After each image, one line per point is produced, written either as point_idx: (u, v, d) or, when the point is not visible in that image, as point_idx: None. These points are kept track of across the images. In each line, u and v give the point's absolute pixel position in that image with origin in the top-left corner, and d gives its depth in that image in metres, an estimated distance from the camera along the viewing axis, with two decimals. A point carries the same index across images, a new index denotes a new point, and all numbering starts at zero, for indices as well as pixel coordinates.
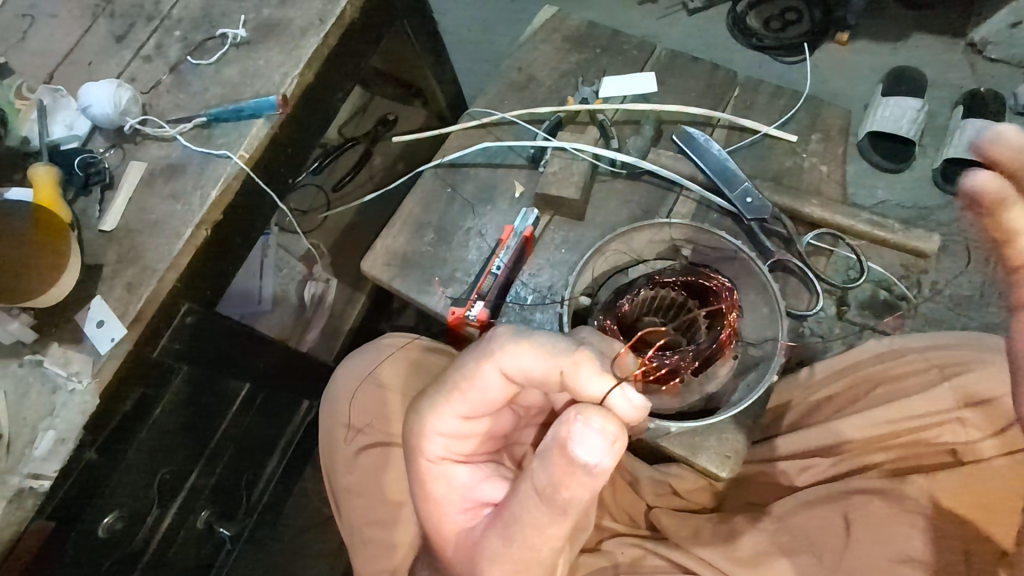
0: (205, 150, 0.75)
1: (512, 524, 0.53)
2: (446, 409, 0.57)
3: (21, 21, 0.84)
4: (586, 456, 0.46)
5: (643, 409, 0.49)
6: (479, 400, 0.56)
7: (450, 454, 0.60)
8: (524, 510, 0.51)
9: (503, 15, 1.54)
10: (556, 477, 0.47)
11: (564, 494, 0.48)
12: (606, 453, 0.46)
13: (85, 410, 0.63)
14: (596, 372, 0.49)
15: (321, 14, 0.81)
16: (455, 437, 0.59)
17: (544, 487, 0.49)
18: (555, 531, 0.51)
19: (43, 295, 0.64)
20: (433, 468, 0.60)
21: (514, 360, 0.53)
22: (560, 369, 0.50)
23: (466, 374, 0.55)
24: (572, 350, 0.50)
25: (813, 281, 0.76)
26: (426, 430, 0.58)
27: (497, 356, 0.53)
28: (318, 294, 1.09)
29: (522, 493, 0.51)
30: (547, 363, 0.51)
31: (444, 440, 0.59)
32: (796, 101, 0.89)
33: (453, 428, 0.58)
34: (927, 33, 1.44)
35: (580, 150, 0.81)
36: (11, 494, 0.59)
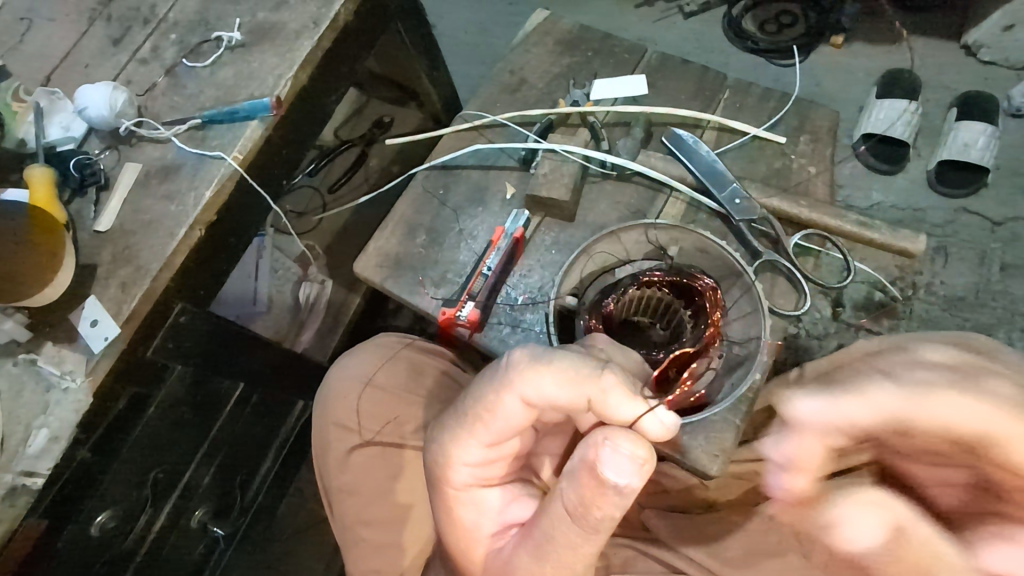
0: (199, 152, 0.76)
1: (544, 545, 0.53)
2: (470, 439, 0.57)
3: (20, 24, 0.85)
4: (615, 477, 0.47)
5: (671, 429, 0.51)
6: (503, 429, 0.56)
7: (475, 480, 0.60)
8: (554, 529, 0.52)
9: (499, 19, 1.55)
10: (586, 497, 0.49)
11: (595, 513, 0.49)
12: (636, 473, 0.47)
13: (79, 408, 0.64)
14: (626, 396, 0.50)
15: (315, 17, 0.82)
16: (480, 464, 0.59)
17: (575, 507, 0.50)
18: (588, 548, 0.52)
19: (38, 294, 0.65)
20: (460, 495, 0.60)
21: (538, 389, 0.53)
22: (587, 396, 0.51)
23: (487, 405, 0.55)
24: (596, 375, 0.51)
25: (801, 281, 0.77)
26: (450, 460, 0.58)
27: (516, 385, 0.53)
28: (313, 295, 1.10)
29: (552, 515, 0.52)
30: (573, 391, 0.52)
31: (470, 469, 0.59)
32: (785, 103, 0.90)
33: (477, 457, 0.58)
34: (920, 36, 1.45)
35: (570, 151, 0.82)
36: (4, 491, 0.60)
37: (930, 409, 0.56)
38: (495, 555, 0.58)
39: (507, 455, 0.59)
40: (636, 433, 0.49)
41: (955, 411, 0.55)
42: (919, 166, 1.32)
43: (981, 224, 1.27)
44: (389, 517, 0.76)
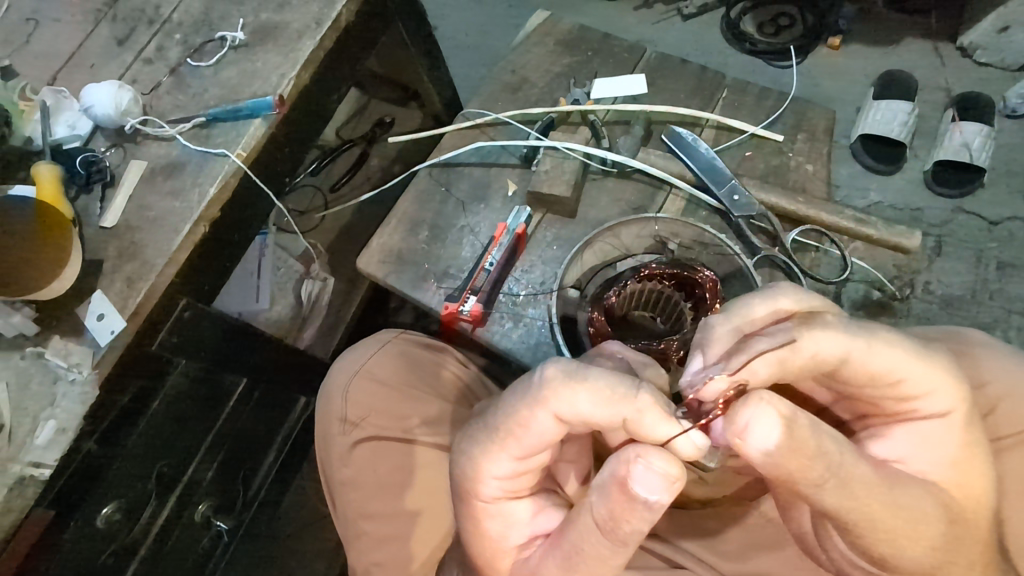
0: (203, 149, 0.77)
1: (573, 557, 0.51)
2: (500, 453, 0.53)
3: (26, 24, 0.87)
4: (646, 492, 0.45)
5: (705, 448, 0.47)
6: (535, 443, 0.52)
7: (503, 493, 0.57)
8: (583, 542, 0.50)
9: (500, 21, 1.57)
10: (615, 511, 0.47)
11: (626, 529, 0.47)
12: (667, 490, 0.45)
13: (85, 400, 0.65)
14: (663, 418, 0.46)
15: (318, 17, 0.84)
16: (509, 478, 0.55)
17: (605, 520, 0.48)
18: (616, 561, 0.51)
19: (46, 287, 0.66)
20: (488, 508, 0.57)
21: (573, 404, 0.49)
22: (623, 416, 0.48)
23: (518, 418, 0.52)
24: (634, 394, 0.48)
25: (799, 276, 0.77)
26: (479, 474, 0.55)
27: (551, 400, 0.50)
28: (315, 293, 1.11)
29: (580, 529, 0.50)
30: (611, 410, 0.48)
31: (498, 482, 0.55)
32: (782, 102, 0.92)
33: (506, 471, 0.54)
34: (916, 38, 1.47)
35: (571, 149, 0.83)
36: (12, 481, 0.61)
37: (878, 352, 0.50)
38: (523, 566, 0.56)
39: (537, 467, 0.56)
40: (671, 453, 0.46)
41: (888, 361, 0.51)
42: (916, 166, 1.33)
43: (977, 224, 1.28)
44: (391, 512, 0.76)
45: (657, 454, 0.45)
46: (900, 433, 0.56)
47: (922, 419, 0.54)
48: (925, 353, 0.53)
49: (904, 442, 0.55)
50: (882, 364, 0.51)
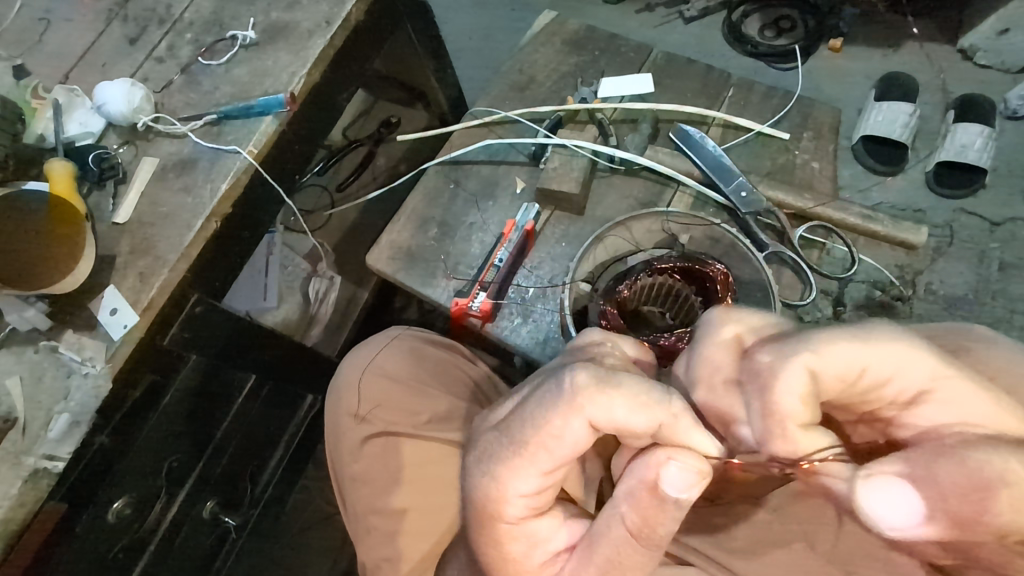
0: (215, 146, 0.77)
1: (607, 566, 0.52)
2: (531, 470, 0.53)
3: (38, 24, 0.87)
4: (675, 493, 0.48)
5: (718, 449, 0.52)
6: (565, 455, 0.52)
7: (528, 512, 0.56)
8: (616, 550, 0.51)
9: (503, 24, 1.58)
10: (648, 516, 0.49)
11: (659, 532, 0.49)
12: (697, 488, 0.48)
13: (99, 394, 0.65)
14: (692, 425, 0.50)
15: (328, 16, 0.84)
16: (535, 493, 0.54)
17: (638, 527, 0.50)
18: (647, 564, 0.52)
19: (60, 282, 0.66)
20: (515, 526, 0.56)
21: (608, 413, 0.50)
22: (658, 422, 0.50)
23: (549, 429, 0.51)
24: (666, 401, 0.50)
25: (807, 273, 0.78)
26: (507, 491, 0.54)
27: (584, 409, 0.50)
28: (322, 291, 1.11)
29: (614, 539, 0.51)
30: (646, 416, 0.50)
31: (525, 499, 0.54)
32: (787, 101, 0.93)
33: (533, 487, 0.54)
34: (917, 41, 1.48)
35: (580, 146, 0.84)
36: (27, 474, 0.61)
37: (829, 356, 0.48)
38: None
39: (561, 480, 0.55)
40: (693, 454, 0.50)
41: (848, 358, 0.48)
42: (918, 167, 1.34)
43: (980, 224, 1.29)
44: (399, 508, 0.75)
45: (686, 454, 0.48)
46: (923, 409, 0.49)
47: (914, 396, 0.49)
48: (865, 331, 0.50)
49: (946, 409, 0.48)
50: (839, 360, 0.48)
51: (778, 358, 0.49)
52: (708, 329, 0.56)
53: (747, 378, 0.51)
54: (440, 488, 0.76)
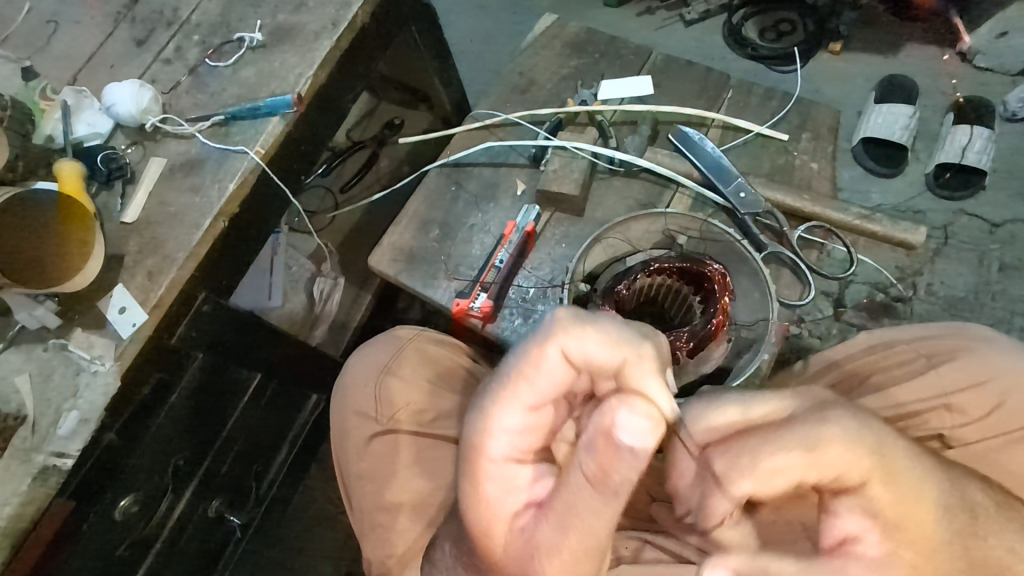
0: (223, 146, 0.78)
1: (569, 512, 0.50)
2: (515, 400, 0.52)
3: (46, 27, 0.88)
4: (631, 442, 0.46)
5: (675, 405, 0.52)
6: (546, 389, 0.52)
7: (512, 453, 0.54)
8: (576, 496, 0.49)
9: (505, 27, 1.59)
10: (606, 459, 0.47)
11: (616, 479, 0.48)
12: (655, 436, 0.47)
13: (108, 392, 0.66)
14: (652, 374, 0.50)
15: (334, 18, 0.85)
16: (518, 432, 0.53)
17: (596, 472, 0.48)
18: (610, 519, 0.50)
19: (71, 282, 0.67)
20: (493, 468, 0.54)
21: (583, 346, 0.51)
22: (624, 358, 0.51)
23: (529, 359, 0.52)
24: (636, 341, 0.51)
25: (805, 272, 0.79)
26: (490, 423, 0.53)
27: (562, 339, 0.51)
28: (326, 292, 1.13)
29: (574, 486, 0.50)
30: (614, 351, 0.51)
31: (507, 436, 0.53)
32: (787, 102, 0.93)
33: (516, 422, 0.53)
34: (917, 44, 1.49)
35: (579, 148, 0.84)
36: (36, 471, 0.62)
37: (772, 486, 0.55)
38: (519, 534, 0.53)
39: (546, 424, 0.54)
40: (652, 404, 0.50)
41: (785, 477, 0.55)
42: (918, 169, 1.35)
43: (980, 226, 1.30)
44: (404, 506, 0.76)
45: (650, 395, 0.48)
46: (843, 517, 0.57)
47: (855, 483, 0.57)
48: (813, 446, 0.56)
49: (859, 519, 0.57)
50: (781, 493, 0.55)
51: (728, 477, 0.58)
52: (697, 411, 0.62)
53: (707, 479, 0.60)
54: (446, 485, 0.78)
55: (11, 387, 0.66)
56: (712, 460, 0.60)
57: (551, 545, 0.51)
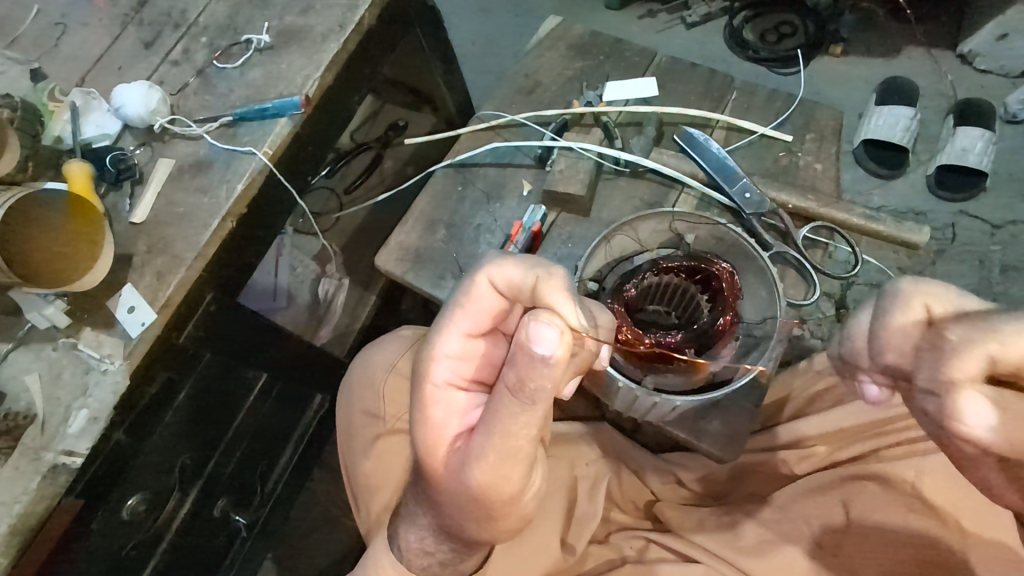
0: (230, 147, 0.79)
1: (490, 421, 0.51)
2: (451, 328, 0.55)
3: (54, 29, 0.89)
4: (543, 351, 0.46)
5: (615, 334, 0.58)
6: (479, 318, 0.55)
7: (455, 380, 0.57)
8: (500, 407, 0.50)
9: (507, 29, 1.60)
10: (522, 368, 0.47)
11: (534, 387, 0.48)
12: (563, 344, 0.46)
13: (117, 391, 0.66)
14: (565, 294, 0.49)
15: (341, 21, 0.86)
16: (459, 359, 0.56)
17: (513, 382, 0.48)
18: (529, 433, 0.51)
19: (78, 282, 0.68)
20: (437, 393, 0.56)
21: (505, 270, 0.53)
22: (536, 279, 0.51)
23: (463, 290, 0.55)
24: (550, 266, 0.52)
25: (810, 271, 0.79)
26: (433, 351, 0.56)
27: (487, 267, 0.53)
28: (330, 293, 1.14)
29: (497, 397, 0.50)
30: (528, 270, 0.52)
31: (450, 362, 0.56)
32: (790, 104, 0.94)
33: (457, 349, 0.56)
34: (918, 46, 1.50)
35: (586, 149, 0.85)
36: (46, 469, 0.62)
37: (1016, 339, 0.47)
38: (455, 456, 0.54)
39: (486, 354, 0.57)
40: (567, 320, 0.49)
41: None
42: (919, 170, 1.36)
43: (981, 227, 1.30)
44: None
45: (563, 304, 0.48)
46: None
47: None
48: None
49: None
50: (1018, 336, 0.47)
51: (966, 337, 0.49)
52: (891, 304, 0.55)
53: (927, 348, 0.52)
54: None
55: (21, 386, 0.66)
56: (944, 333, 0.51)
57: (473, 457, 0.52)
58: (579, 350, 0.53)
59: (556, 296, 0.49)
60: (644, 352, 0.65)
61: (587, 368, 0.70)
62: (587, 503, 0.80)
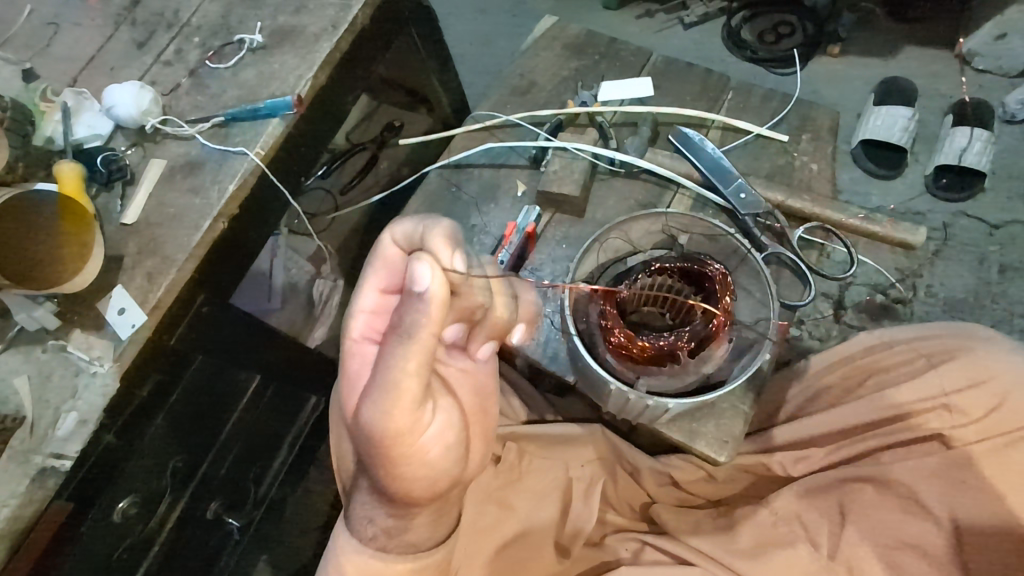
0: (222, 148, 0.78)
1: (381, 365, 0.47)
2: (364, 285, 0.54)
3: (47, 29, 0.88)
4: (421, 282, 0.45)
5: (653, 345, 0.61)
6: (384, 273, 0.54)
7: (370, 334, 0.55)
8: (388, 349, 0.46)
9: (504, 29, 1.60)
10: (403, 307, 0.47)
11: (410, 324, 0.46)
12: (439, 280, 0.45)
13: (107, 393, 0.66)
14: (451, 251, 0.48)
15: (334, 20, 0.86)
16: (376, 315, 0.55)
17: (395, 325, 0.46)
18: (413, 374, 0.46)
19: (67, 283, 0.67)
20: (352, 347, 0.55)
21: (406, 225, 0.52)
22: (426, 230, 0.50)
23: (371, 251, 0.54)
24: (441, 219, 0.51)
25: (806, 273, 0.78)
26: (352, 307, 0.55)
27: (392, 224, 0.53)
28: (325, 294, 1.13)
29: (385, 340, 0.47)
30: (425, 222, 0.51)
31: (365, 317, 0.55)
32: (786, 104, 0.94)
33: (370, 305, 0.55)
34: (916, 46, 1.49)
35: (580, 149, 0.85)
36: (34, 472, 0.62)
37: None
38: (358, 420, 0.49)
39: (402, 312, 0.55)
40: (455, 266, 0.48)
41: None
42: (918, 170, 1.35)
43: (980, 227, 1.30)
44: None
45: (445, 253, 0.48)
46: None
47: None
48: None
49: None
50: None
51: None
52: None
53: None
54: None
55: (10, 389, 0.65)
56: None
57: (374, 400, 0.47)
58: (466, 292, 0.52)
59: (437, 242, 0.49)
60: (638, 353, 0.65)
61: (580, 371, 0.70)
62: (582, 505, 0.79)
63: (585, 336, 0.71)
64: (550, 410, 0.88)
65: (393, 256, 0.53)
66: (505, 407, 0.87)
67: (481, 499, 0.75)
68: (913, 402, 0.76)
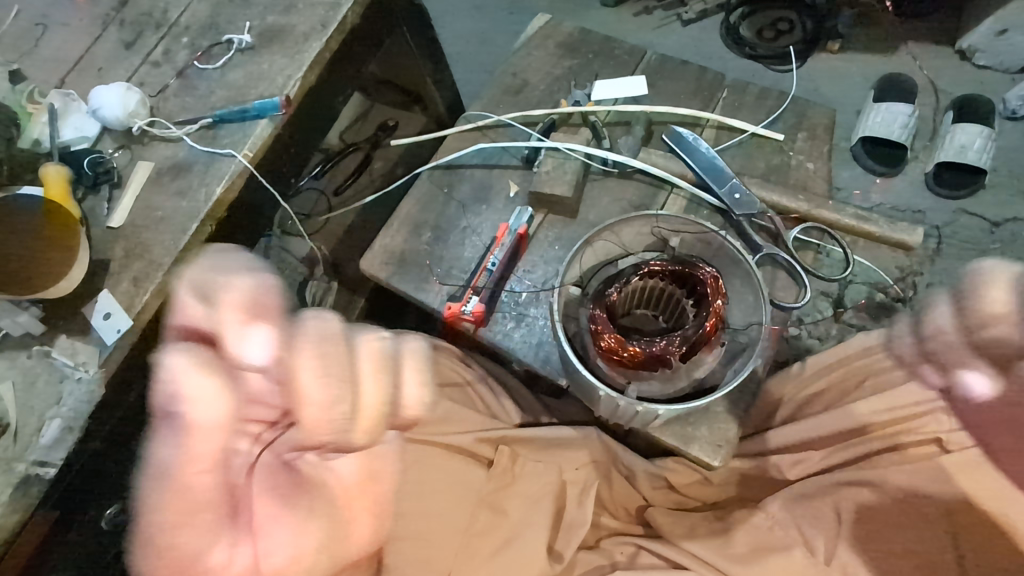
0: (210, 150, 0.77)
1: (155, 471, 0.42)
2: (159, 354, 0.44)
3: (35, 30, 0.88)
4: (190, 382, 0.42)
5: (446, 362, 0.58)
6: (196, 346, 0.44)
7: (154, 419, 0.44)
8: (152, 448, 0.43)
9: (500, 27, 1.58)
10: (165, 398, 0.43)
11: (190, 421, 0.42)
12: (212, 379, 0.43)
13: (92, 398, 0.65)
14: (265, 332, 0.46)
15: (323, 20, 0.84)
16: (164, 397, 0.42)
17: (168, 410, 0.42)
18: (204, 479, 0.43)
19: (48, 288, 0.66)
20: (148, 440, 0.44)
21: (201, 274, 0.50)
22: (223, 303, 0.47)
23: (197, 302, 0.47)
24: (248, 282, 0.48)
25: (801, 274, 0.77)
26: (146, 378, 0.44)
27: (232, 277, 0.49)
28: (317, 297, 1.14)
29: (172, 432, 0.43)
30: (212, 291, 0.48)
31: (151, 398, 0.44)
32: (782, 101, 0.92)
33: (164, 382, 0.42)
34: (916, 42, 1.47)
35: (572, 149, 0.84)
36: (18, 480, 0.61)
37: None
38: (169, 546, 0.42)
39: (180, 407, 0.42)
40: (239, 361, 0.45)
41: None
42: (918, 168, 1.34)
43: (980, 225, 1.29)
44: None
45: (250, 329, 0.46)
46: None
47: None
48: None
49: None
50: None
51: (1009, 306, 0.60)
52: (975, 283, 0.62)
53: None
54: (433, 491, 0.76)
55: None
56: None
57: (136, 558, 0.43)
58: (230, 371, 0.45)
59: (236, 311, 0.47)
60: (628, 358, 0.64)
61: (571, 375, 0.69)
62: (574, 508, 0.78)
63: (575, 339, 0.70)
64: (544, 412, 0.87)
65: (192, 313, 0.47)
66: (498, 409, 0.85)
67: (474, 504, 0.76)
68: (912, 406, 0.76)
